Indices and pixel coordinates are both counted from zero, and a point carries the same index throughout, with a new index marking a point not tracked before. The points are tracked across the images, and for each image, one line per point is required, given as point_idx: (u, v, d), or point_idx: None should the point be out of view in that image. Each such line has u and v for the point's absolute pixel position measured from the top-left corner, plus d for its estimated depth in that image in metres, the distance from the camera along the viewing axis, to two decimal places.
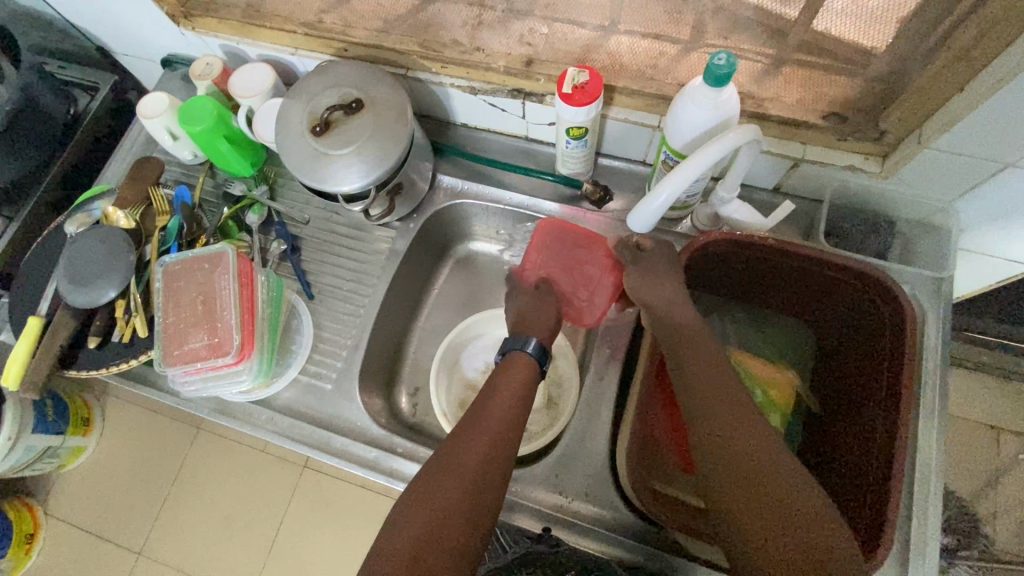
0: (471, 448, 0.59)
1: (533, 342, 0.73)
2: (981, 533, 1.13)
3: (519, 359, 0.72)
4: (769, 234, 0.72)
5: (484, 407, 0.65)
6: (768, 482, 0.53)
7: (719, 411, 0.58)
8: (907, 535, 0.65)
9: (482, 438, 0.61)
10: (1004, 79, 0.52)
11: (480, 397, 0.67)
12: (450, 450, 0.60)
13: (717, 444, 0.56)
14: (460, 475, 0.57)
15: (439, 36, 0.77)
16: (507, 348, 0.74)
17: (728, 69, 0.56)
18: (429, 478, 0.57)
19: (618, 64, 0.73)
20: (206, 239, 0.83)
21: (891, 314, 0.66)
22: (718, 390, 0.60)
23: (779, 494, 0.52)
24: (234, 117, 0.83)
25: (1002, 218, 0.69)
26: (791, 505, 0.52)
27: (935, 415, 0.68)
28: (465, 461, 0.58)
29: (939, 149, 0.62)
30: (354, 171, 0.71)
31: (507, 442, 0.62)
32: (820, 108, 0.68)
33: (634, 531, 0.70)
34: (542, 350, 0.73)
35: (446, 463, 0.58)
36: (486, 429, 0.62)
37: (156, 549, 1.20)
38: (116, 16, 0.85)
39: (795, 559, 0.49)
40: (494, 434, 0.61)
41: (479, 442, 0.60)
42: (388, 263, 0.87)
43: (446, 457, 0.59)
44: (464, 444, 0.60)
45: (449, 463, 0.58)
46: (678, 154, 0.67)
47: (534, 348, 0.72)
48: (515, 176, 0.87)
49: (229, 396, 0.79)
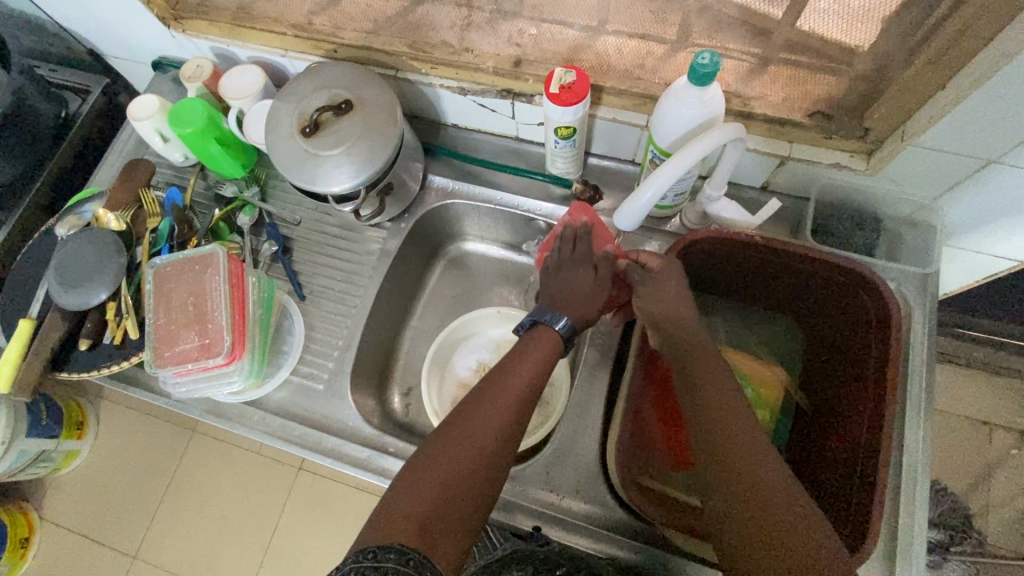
0: (486, 420, 0.58)
1: (566, 323, 0.69)
2: (973, 528, 1.14)
3: (547, 335, 0.68)
4: (755, 232, 0.72)
5: (501, 377, 0.62)
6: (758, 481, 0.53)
7: (709, 408, 0.58)
8: (894, 529, 0.65)
9: (498, 410, 0.59)
10: (983, 77, 0.53)
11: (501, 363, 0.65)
12: (463, 419, 0.58)
13: (708, 442, 0.56)
14: (472, 446, 0.56)
15: (427, 37, 0.78)
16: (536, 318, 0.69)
17: (711, 68, 0.56)
18: (440, 446, 0.56)
19: (605, 64, 0.74)
20: (197, 240, 0.83)
21: (876, 310, 0.67)
22: (709, 388, 0.59)
23: (771, 493, 0.52)
24: (224, 119, 0.83)
25: (987, 215, 0.69)
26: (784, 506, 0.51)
27: (922, 411, 0.68)
28: (480, 432, 0.57)
29: (923, 146, 0.63)
30: (343, 171, 0.71)
31: (521, 417, 0.61)
32: (805, 106, 0.69)
33: (624, 528, 0.71)
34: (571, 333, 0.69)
35: (459, 432, 0.57)
36: (502, 400, 0.60)
37: (150, 552, 1.19)
38: (105, 18, 0.85)
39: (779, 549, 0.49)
40: (509, 407, 0.60)
41: (494, 414, 0.59)
42: (379, 263, 0.87)
43: (459, 426, 0.58)
44: (479, 414, 0.58)
45: (462, 432, 0.57)
46: (664, 153, 0.67)
47: (564, 327, 0.68)
48: (505, 176, 0.88)
49: (220, 397, 0.79)
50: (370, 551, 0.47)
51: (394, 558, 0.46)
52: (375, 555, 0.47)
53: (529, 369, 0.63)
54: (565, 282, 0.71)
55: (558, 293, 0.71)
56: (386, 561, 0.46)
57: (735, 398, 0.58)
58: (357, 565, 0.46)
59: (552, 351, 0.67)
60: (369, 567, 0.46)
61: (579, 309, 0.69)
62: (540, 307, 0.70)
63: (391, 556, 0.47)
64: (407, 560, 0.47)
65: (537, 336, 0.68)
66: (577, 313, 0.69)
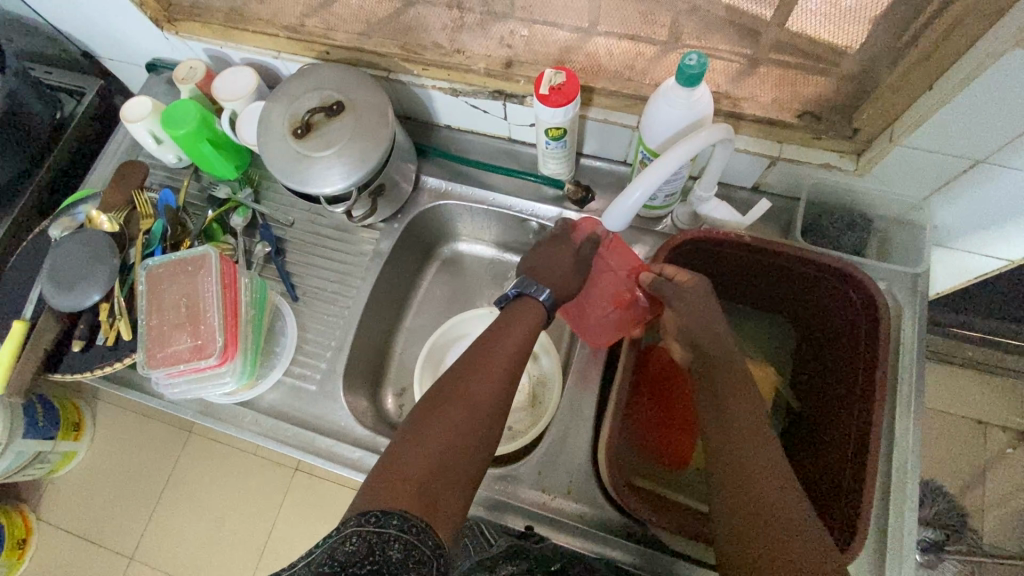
0: (477, 393, 0.59)
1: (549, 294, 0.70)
2: (968, 528, 1.14)
3: (534, 307, 0.70)
4: (746, 232, 0.73)
5: (487, 351, 0.63)
6: (759, 480, 0.53)
7: (721, 413, 0.59)
8: (884, 528, 0.65)
9: (487, 384, 0.60)
10: (968, 78, 0.53)
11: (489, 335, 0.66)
12: (454, 390, 0.59)
13: (718, 440, 0.57)
14: (465, 417, 0.57)
15: (420, 39, 0.78)
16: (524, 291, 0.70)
17: (698, 69, 0.56)
18: (433, 417, 0.56)
19: (597, 65, 0.75)
20: (190, 242, 0.84)
21: (866, 309, 0.67)
22: (724, 392, 0.60)
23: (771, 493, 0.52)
24: (217, 121, 0.84)
25: (976, 214, 0.70)
26: (790, 514, 0.50)
27: (911, 410, 0.68)
28: (471, 403, 0.58)
29: (911, 146, 0.63)
30: (336, 172, 0.72)
31: (508, 394, 0.62)
32: (794, 108, 0.69)
33: (616, 527, 0.71)
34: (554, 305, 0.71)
35: (452, 404, 0.57)
36: (490, 374, 0.61)
37: (147, 552, 1.20)
38: (100, 21, 0.85)
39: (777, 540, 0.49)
40: (498, 381, 0.61)
41: (484, 387, 0.60)
42: (372, 263, 0.88)
43: (452, 398, 0.58)
44: (470, 386, 0.59)
45: (456, 404, 0.57)
46: (654, 153, 0.67)
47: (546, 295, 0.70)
48: (497, 177, 0.88)
49: (213, 398, 0.79)
50: (373, 515, 0.46)
51: (396, 523, 0.46)
52: (379, 521, 0.45)
53: (511, 344, 0.65)
54: (548, 257, 0.74)
55: (541, 266, 0.73)
56: (388, 525, 0.45)
57: (749, 401, 0.59)
58: (359, 529, 0.45)
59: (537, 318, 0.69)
60: (373, 532, 0.45)
61: (557, 280, 0.72)
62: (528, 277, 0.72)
63: (394, 522, 0.46)
64: (409, 527, 0.46)
65: (521, 309, 0.69)
66: (556, 284, 0.72)
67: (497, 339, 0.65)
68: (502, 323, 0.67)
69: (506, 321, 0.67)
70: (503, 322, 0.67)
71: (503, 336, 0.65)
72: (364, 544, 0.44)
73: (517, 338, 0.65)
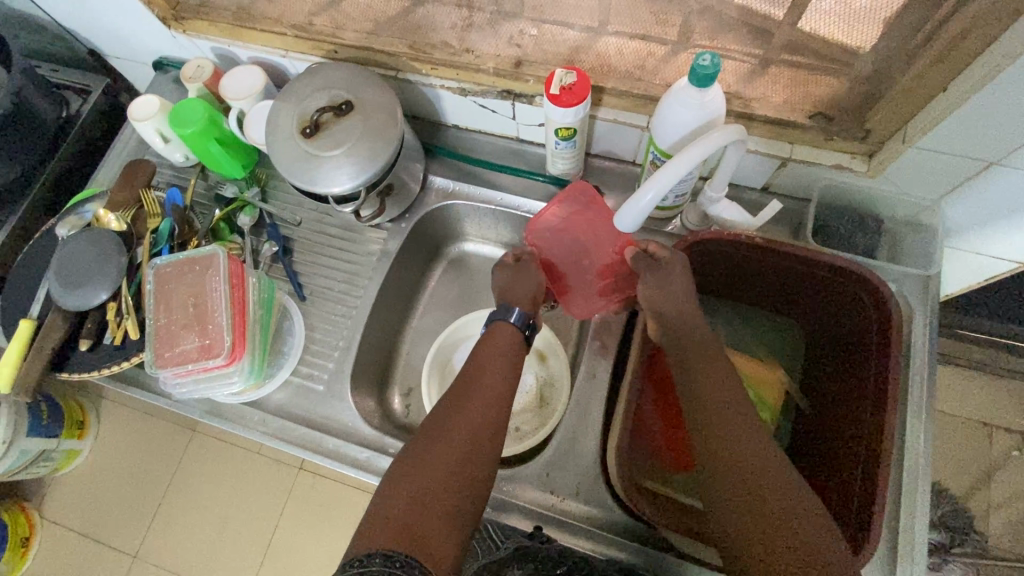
0: (461, 428, 0.59)
1: (517, 312, 0.70)
2: (974, 530, 1.14)
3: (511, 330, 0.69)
4: (757, 233, 0.72)
5: (473, 387, 0.63)
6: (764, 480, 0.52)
7: (708, 409, 0.58)
8: (896, 530, 0.65)
9: (472, 414, 0.61)
10: (985, 78, 0.53)
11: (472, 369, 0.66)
12: (436, 429, 0.59)
13: (710, 440, 0.56)
14: (451, 451, 0.57)
15: (428, 38, 0.78)
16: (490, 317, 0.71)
17: (712, 70, 0.56)
18: (418, 455, 0.57)
19: (606, 65, 0.74)
20: (197, 241, 0.83)
21: (877, 312, 0.66)
22: (706, 386, 0.59)
23: (775, 495, 0.52)
24: (225, 119, 0.83)
25: (988, 216, 0.69)
26: (798, 511, 0.51)
27: (923, 413, 0.68)
28: (455, 437, 0.58)
29: (924, 148, 0.62)
30: (344, 172, 0.71)
31: (496, 423, 0.62)
32: (806, 108, 0.69)
33: (626, 530, 0.70)
34: (525, 319, 0.70)
35: (436, 441, 0.58)
36: (474, 408, 0.61)
37: (151, 551, 1.19)
38: (108, 19, 0.85)
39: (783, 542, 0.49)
40: (484, 413, 0.61)
41: (466, 420, 0.60)
42: (379, 263, 0.87)
43: (437, 435, 0.59)
44: (455, 421, 0.60)
45: (441, 440, 0.58)
46: (665, 154, 0.67)
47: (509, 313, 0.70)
48: (505, 177, 0.88)
49: (221, 398, 0.79)
50: (358, 559, 0.47)
51: (379, 561, 0.47)
52: (361, 564, 0.47)
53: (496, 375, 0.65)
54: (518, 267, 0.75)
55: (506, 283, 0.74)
56: (371, 564, 0.46)
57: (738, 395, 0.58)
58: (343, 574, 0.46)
59: (512, 343, 0.69)
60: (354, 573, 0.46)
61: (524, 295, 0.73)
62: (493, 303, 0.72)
63: (376, 561, 0.47)
64: (393, 561, 0.47)
65: (491, 333, 0.69)
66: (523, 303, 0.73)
67: (480, 373, 0.65)
68: (487, 351, 0.68)
69: (491, 352, 0.67)
70: (486, 351, 0.67)
71: (488, 369, 0.65)
72: None
73: (501, 371, 0.65)
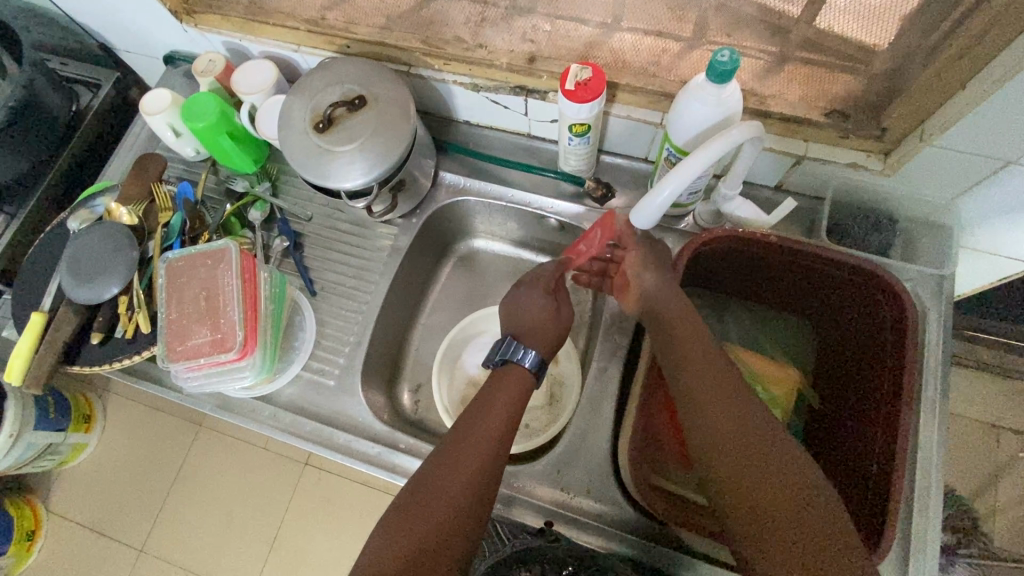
0: (467, 462, 0.58)
1: (532, 356, 0.69)
2: (980, 531, 1.13)
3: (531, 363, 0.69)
4: (771, 231, 0.72)
5: (484, 414, 0.63)
6: (785, 484, 0.52)
7: (716, 405, 0.58)
8: (909, 531, 0.65)
9: (485, 442, 0.60)
10: (1005, 76, 0.52)
11: (484, 392, 0.66)
12: (448, 456, 0.59)
13: (723, 443, 0.55)
14: (466, 477, 0.57)
15: (442, 33, 0.78)
16: (503, 357, 0.69)
17: (730, 65, 0.56)
18: (423, 486, 0.57)
19: (620, 61, 0.74)
20: (208, 235, 0.83)
21: (892, 310, 0.66)
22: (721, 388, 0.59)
23: (797, 498, 0.51)
24: (236, 114, 0.83)
25: (1002, 215, 0.69)
26: (822, 515, 0.50)
27: (937, 414, 0.68)
28: (466, 467, 0.58)
29: (941, 146, 0.62)
30: (356, 167, 0.71)
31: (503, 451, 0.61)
32: (821, 105, 0.69)
33: (637, 527, 0.70)
34: (540, 362, 0.69)
35: (443, 474, 0.57)
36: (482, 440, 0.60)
37: (157, 545, 1.20)
38: (119, 12, 0.85)
39: (795, 535, 0.49)
40: (492, 446, 0.60)
41: (479, 448, 0.60)
42: (390, 259, 0.87)
43: (452, 459, 0.59)
44: (462, 452, 0.59)
45: (457, 464, 0.58)
46: (681, 150, 0.67)
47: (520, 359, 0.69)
48: (516, 173, 0.87)
49: (232, 392, 0.79)
50: None
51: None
52: None
53: (502, 405, 0.64)
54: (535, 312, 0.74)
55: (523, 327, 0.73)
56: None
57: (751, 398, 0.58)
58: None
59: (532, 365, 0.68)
60: None
61: (539, 335, 0.72)
62: (508, 339, 0.71)
63: None
64: None
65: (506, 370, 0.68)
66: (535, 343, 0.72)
67: (497, 396, 0.65)
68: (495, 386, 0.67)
69: (500, 385, 0.67)
70: (495, 383, 0.67)
71: (495, 400, 0.64)
72: None
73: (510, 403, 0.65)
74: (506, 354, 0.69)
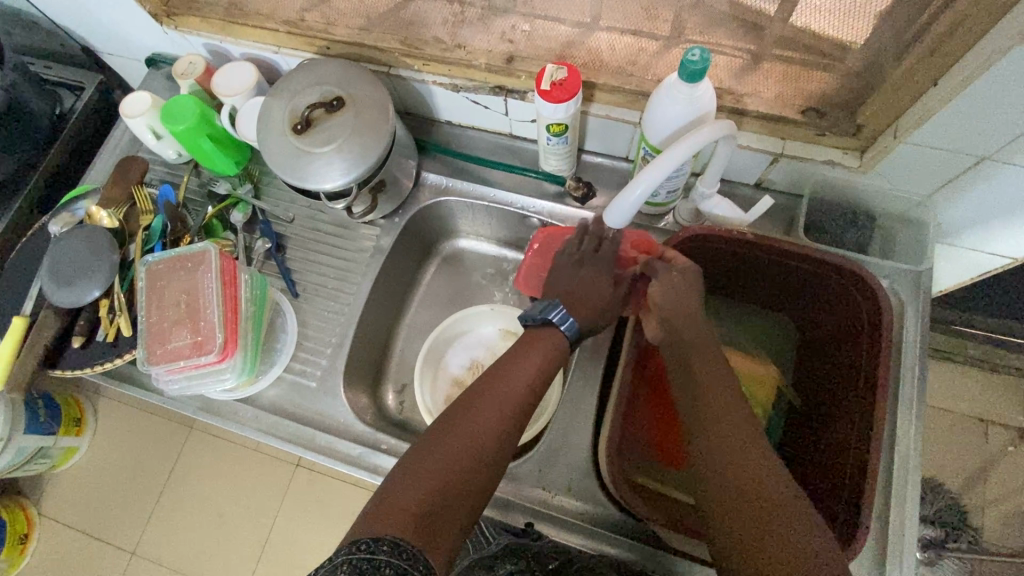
0: (476, 421, 0.58)
1: (572, 324, 0.67)
2: (969, 525, 1.14)
3: (552, 334, 0.67)
4: (748, 229, 0.72)
5: (503, 367, 0.64)
6: (759, 482, 0.52)
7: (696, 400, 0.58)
8: (885, 525, 0.65)
9: (506, 391, 0.62)
10: (973, 74, 0.53)
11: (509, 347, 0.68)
12: (469, 403, 0.60)
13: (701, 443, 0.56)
14: (486, 423, 0.58)
15: (420, 33, 0.77)
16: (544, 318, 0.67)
17: (701, 64, 0.56)
18: (426, 450, 0.56)
19: (598, 61, 0.74)
20: (190, 238, 0.83)
21: (869, 307, 0.66)
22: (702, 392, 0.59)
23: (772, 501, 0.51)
24: (216, 116, 0.83)
25: (980, 212, 0.69)
26: (794, 519, 0.50)
27: (914, 410, 0.68)
28: (484, 413, 0.59)
29: (915, 143, 0.62)
30: (335, 169, 0.71)
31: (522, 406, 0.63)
32: (797, 103, 0.69)
33: (616, 525, 0.71)
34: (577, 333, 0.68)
35: (460, 419, 0.58)
36: (487, 411, 0.59)
37: (147, 547, 1.20)
38: (99, 15, 0.85)
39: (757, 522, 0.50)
40: (498, 415, 0.59)
41: (497, 397, 0.61)
42: (372, 260, 0.87)
43: (472, 405, 0.60)
44: (464, 421, 0.58)
45: (475, 411, 0.59)
46: (656, 150, 0.67)
47: (571, 331, 0.67)
48: (498, 173, 0.88)
49: (214, 395, 0.79)
50: (364, 543, 0.46)
51: (386, 549, 0.45)
52: (369, 547, 0.46)
53: (509, 379, 0.63)
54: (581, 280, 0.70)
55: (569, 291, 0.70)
56: (377, 552, 0.45)
57: (733, 398, 0.58)
58: (350, 557, 0.44)
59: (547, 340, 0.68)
60: (363, 558, 0.44)
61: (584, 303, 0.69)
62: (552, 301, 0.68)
63: (384, 548, 0.46)
64: (399, 551, 0.46)
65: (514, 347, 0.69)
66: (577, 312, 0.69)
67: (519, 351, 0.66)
68: (507, 361, 0.65)
69: (511, 358, 0.65)
70: (505, 357, 0.66)
71: (506, 372, 0.64)
72: (355, 570, 0.43)
73: (523, 379, 0.63)
74: (551, 316, 0.67)
